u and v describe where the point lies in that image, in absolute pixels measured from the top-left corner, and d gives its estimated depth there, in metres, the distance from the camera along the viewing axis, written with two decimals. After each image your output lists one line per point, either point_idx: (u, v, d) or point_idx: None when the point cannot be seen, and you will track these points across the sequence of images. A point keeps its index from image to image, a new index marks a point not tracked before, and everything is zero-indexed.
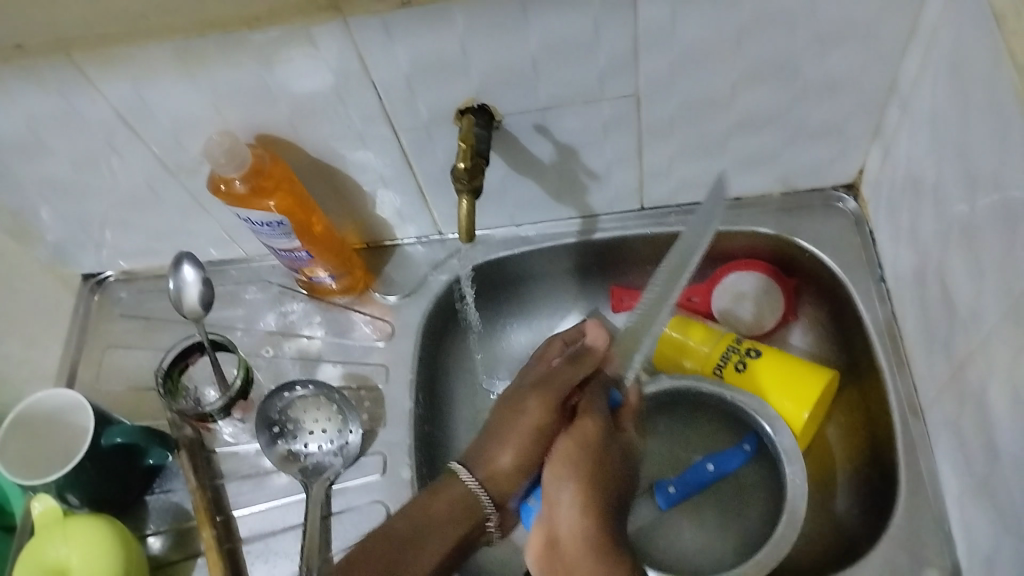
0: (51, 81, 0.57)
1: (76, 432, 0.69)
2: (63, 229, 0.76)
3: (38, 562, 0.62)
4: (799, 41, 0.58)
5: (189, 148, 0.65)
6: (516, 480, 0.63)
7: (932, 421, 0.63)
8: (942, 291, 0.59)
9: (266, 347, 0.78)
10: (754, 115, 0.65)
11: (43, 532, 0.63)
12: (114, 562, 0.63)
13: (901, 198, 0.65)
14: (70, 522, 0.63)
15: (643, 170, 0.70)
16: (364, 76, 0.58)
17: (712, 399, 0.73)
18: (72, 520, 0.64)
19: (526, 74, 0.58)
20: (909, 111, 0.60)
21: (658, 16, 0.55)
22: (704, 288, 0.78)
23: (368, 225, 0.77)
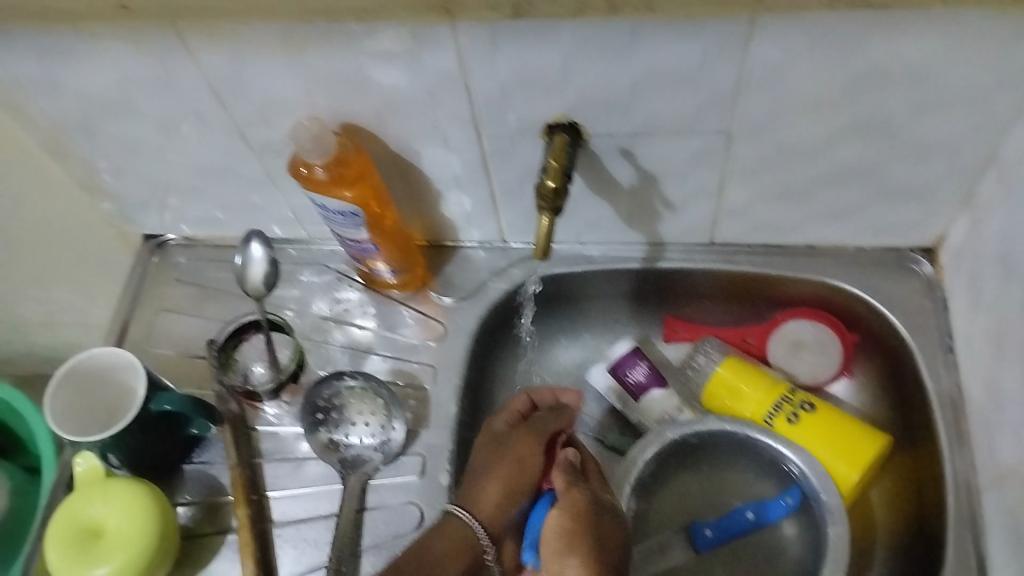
0: (151, 45, 0.57)
1: (126, 394, 0.70)
2: (134, 189, 0.76)
3: (77, 519, 0.63)
4: (906, 100, 0.56)
5: (273, 127, 0.65)
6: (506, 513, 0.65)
7: (989, 502, 0.61)
8: (1018, 373, 0.57)
9: (316, 332, 0.78)
10: (845, 167, 0.63)
11: (86, 489, 0.64)
12: (149, 529, 0.63)
13: (985, 270, 0.63)
14: (111, 484, 0.64)
15: (720, 207, 0.69)
16: (461, 80, 0.58)
17: (763, 454, 0.71)
18: (114, 480, 0.64)
19: (624, 99, 0.57)
20: (1009, 186, 0.59)
21: (769, 57, 0.53)
22: (761, 331, 0.78)
23: (434, 224, 0.76)
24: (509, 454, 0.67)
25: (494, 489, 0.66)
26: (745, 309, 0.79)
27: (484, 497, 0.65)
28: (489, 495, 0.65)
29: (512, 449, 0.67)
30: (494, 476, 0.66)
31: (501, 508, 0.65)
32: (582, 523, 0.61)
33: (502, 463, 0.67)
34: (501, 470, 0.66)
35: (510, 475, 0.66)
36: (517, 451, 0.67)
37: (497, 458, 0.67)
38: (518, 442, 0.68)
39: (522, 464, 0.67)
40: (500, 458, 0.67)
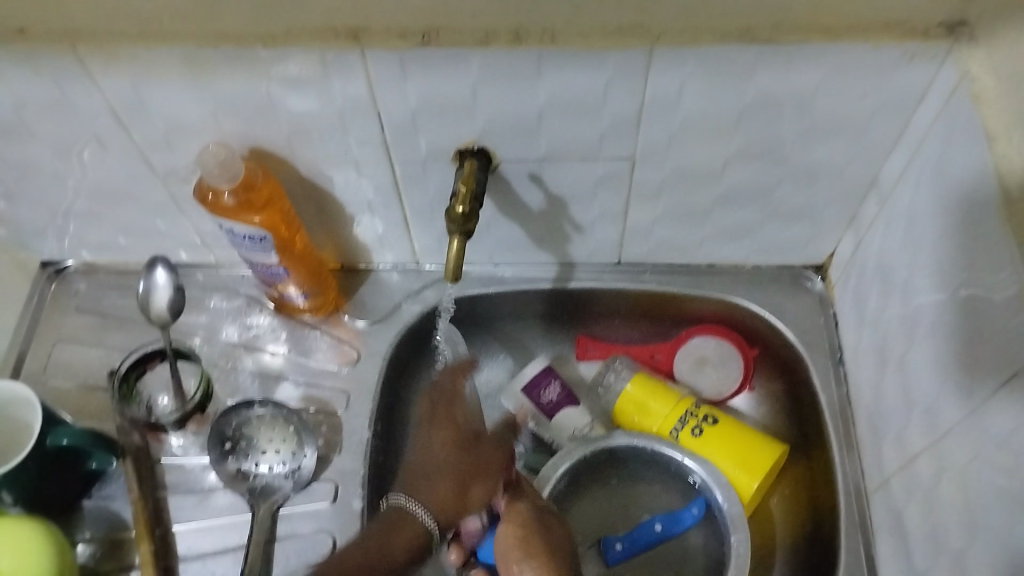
0: (49, 69, 0.56)
1: (25, 428, 0.67)
2: (30, 216, 0.73)
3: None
4: (794, 128, 0.60)
5: (178, 152, 0.64)
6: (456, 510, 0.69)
7: (877, 503, 0.65)
8: (900, 381, 0.61)
9: (224, 358, 0.77)
10: (741, 190, 0.67)
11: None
12: None
13: (869, 286, 0.67)
14: (7, 521, 0.61)
15: (626, 229, 0.72)
16: (371, 106, 0.58)
17: (668, 463, 0.74)
18: (31, 526, 0.61)
19: (530, 126, 0.59)
20: (888, 207, 0.63)
21: (666, 87, 0.56)
22: (667, 347, 0.80)
23: (346, 248, 0.76)
24: (469, 466, 0.70)
25: (447, 489, 0.69)
26: (652, 327, 0.82)
27: (436, 495, 0.69)
28: (441, 497, 0.68)
29: (475, 457, 0.71)
30: (445, 476, 0.70)
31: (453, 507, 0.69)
32: (538, 535, 0.66)
33: (463, 470, 0.70)
34: (458, 476, 0.70)
35: (472, 480, 0.70)
36: (481, 459, 0.71)
37: (456, 463, 0.70)
38: (483, 452, 0.72)
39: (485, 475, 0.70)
40: (462, 470, 0.70)
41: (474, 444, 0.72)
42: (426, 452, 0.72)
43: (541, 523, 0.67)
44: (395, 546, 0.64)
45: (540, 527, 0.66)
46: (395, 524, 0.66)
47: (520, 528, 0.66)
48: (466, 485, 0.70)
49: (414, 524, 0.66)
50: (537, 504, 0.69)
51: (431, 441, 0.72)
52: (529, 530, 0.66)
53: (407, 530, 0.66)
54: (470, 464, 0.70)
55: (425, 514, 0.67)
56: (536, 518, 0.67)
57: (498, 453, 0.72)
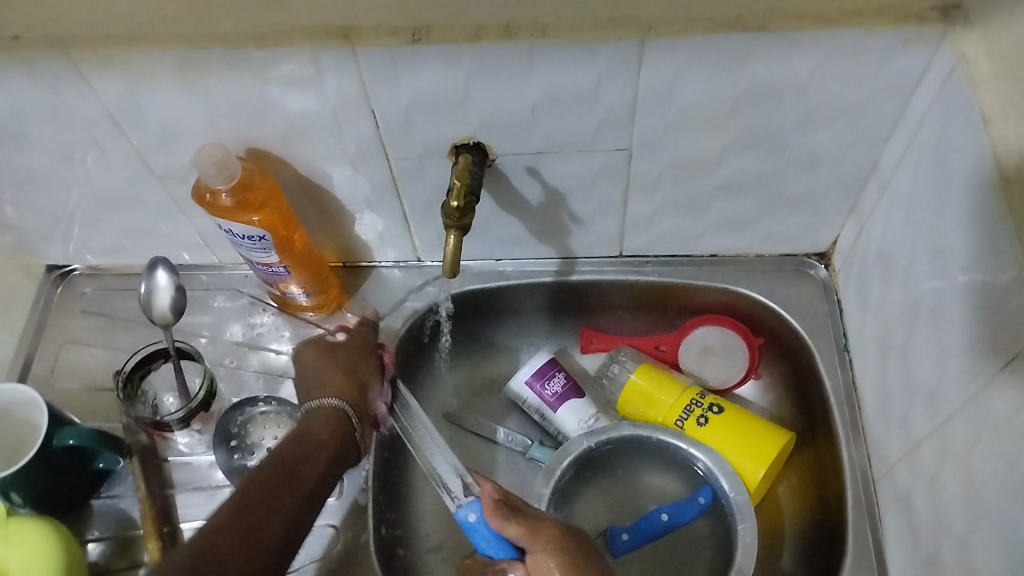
0: (43, 76, 0.56)
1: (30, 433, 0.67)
2: (33, 221, 0.74)
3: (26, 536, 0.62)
4: (792, 116, 0.60)
5: (175, 153, 0.64)
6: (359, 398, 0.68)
7: (883, 491, 0.65)
8: (903, 368, 0.61)
9: (230, 357, 0.77)
10: (741, 179, 0.66)
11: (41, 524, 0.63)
12: None
13: (871, 273, 0.67)
14: (14, 521, 0.62)
15: (626, 220, 0.71)
16: (364, 104, 0.58)
17: (676, 455, 0.74)
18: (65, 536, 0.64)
19: (524, 119, 0.59)
20: (888, 193, 0.63)
21: (659, 77, 0.56)
22: (672, 338, 0.80)
23: (347, 246, 0.77)
24: (354, 352, 0.71)
25: (337, 382, 0.68)
26: (655, 319, 0.82)
27: (326, 382, 0.68)
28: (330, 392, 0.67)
29: (331, 356, 0.70)
30: (342, 362, 0.70)
31: (345, 388, 0.68)
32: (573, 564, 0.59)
33: (337, 363, 0.70)
34: (336, 366, 0.69)
35: (347, 367, 0.70)
36: (345, 360, 0.70)
37: (314, 368, 0.69)
38: (345, 343, 0.72)
39: (351, 364, 0.70)
40: (356, 364, 0.71)
41: (333, 342, 0.72)
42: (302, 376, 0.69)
43: (569, 548, 0.60)
44: (322, 432, 0.63)
45: (569, 547, 0.60)
46: (303, 425, 0.63)
47: (555, 551, 0.59)
48: (355, 369, 0.70)
49: (324, 408, 0.65)
50: (556, 524, 0.62)
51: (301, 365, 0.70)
52: (564, 550, 0.60)
53: (322, 424, 0.64)
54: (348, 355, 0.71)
55: (332, 399, 0.66)
56: (563, 543, 0.60)
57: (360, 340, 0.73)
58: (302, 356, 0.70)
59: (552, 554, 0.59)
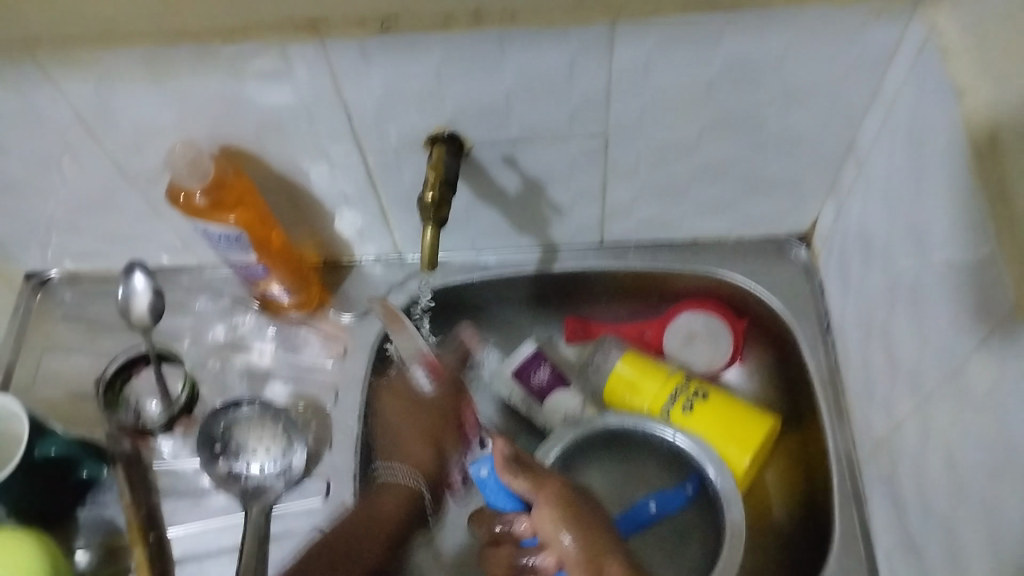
0: (10, 78, 0.56)
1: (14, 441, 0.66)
2: (8, 228, 0.73)
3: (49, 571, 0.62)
4: (767, 96, 0.59)
5: (149, 154, 0.64)
6: (436, 466, 0.72)
7: (869, 469, 0.65)
8: (885, 346, 0.61)
9: (213, 359, 0.77)
10: (719, 162, 0.66)
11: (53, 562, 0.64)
12: None
13: (851, 252, 0.67)
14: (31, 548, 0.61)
15: (606, 208, 0.71)
16: (337, 97, 0.58)
17: (660, 444, 0.74)
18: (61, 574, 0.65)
19: (499, 108, 0.59)
20: (865, 171, 0.63)
21: (632, 60, 0.56)
22: (656, 325, 0.80)
23: (327, 243, 0.76)
24: (413, 403, 0.75)
25: (416, 426, 0.73)
26: (638, 306, 0.82)
27: (407, 453, 0.72)
28: (394, 422, 0.74)
29: (399, 404, 0.75)
30: (417, 425, 0.73)
31: (422, 467, 0.71)
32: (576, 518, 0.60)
33: (417, 429, 0.73)
34: (412, 431, 0.73)
35: (423, 432, 0.73)
36: (433, 412, 0.74)
37: (402, 407, 0.75)
38: (437, 399, 0.75)
39: (432, 429, 0.73)
40: (402, 410, 0.75)
41: (425, 401, 0.75)
42: (391, 430, 0.74)
43: (573, 505, 0.61)
44: (385, 509, 0.68)
45: (574, 503, 0.61)
46: (378, 495, 0.69)
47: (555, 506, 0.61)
48: (435, 437, 0.73)
49: (394, 486, 0.69)
50: (559, 480, 0.63)
51: (385, 414, 0.74)
52: (566, 504, 0.61)
53: (390, 502, 0.69)
54: (430, 417, 0.74)
55: (403, 475, 0.70)
56: (567, 499, 0.61)
57: (424, 405, 0.75)
58: (381, 392, 0.75)
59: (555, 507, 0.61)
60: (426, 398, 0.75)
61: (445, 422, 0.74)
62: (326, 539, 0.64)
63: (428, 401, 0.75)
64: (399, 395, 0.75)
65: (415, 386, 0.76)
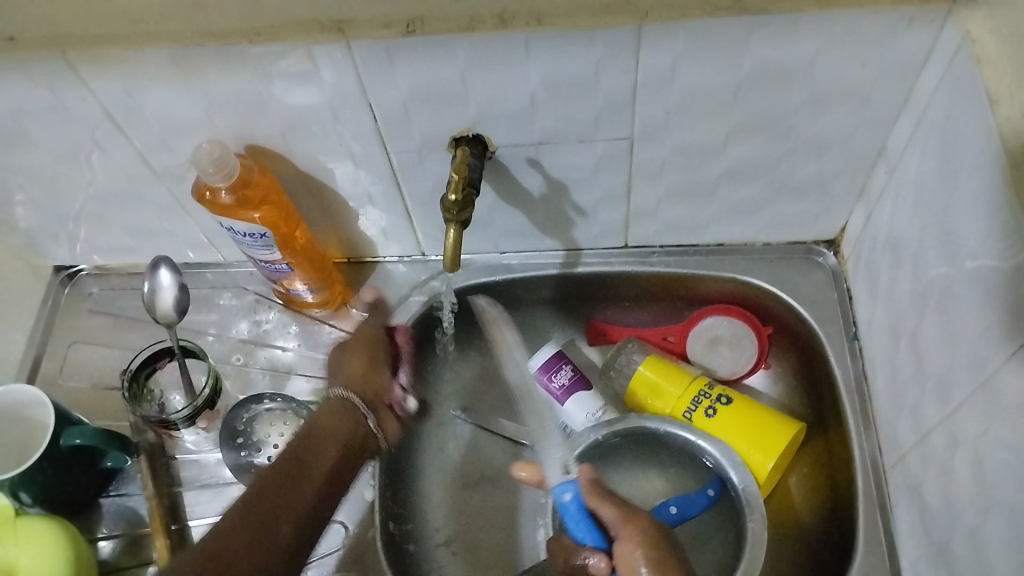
0: (41, 77, 0.56)
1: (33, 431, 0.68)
2: (39, 223, 0.74)
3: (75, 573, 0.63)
4: (795, 101, 0.59)
5: (175, 152, 0.64)
6: (373, 387, 0.71)
7: (894, 479, 0.64)
8: (912, 355, 0.60)
9: (237, 354, 0.77)
10: (745, 166, 0.65)
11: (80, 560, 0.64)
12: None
13: (879, 259, 0.66)
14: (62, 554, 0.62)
15: (630, 210, 0.71)
16: (362, 97, 0.58)
17: (679, 445, 0.74)
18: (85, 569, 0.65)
19: (524, 110, 0.59)
20: (896, 178, 0.62)
21: (659, 63, 0.55)
22: (680, 329, 0.79)
23: (351, 241, 0.76)
24: (365, 352, 0.73)
25: (359, 367, 0.71)
26: (662, 310, 0.81)
27: (349, 375, 0.70)
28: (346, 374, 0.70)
29: (344, 350, 0.72)
30: (358, 355, 0.72)
31: (364, 381, 0.70)
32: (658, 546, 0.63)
33: (353, 364, 0.71)
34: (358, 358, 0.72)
35: (364, 355, 0.72)
36: (358, 351, 0.72)
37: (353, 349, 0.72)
38: (374, 346, 0.73)
39: (371, 366, 0.72)
40: (376, 360, 0.73)
41: (376, 352, 0.73)
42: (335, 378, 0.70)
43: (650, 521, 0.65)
44: (327, 425, 0.65)
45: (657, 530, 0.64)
46: (322, 411, 0.66)
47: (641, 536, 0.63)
48: (372, 368, 0.72)
49: (340, 400, 0.68)
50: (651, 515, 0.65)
51: (342, 369, 0.71)
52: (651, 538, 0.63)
53: (343, 423, 0.66)
54: (366, 354, 0.72)
55: (349, 393, 0.68)
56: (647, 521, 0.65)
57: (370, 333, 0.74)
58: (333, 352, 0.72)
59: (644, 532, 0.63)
60: (377, 340, 0.74)
61: (362, 351, 0.72)
62: (272, 477, 0.59)
63: (386, 351, 0.74)
64: (367, 361, 0.72)
65: (383, 356, 0.74)
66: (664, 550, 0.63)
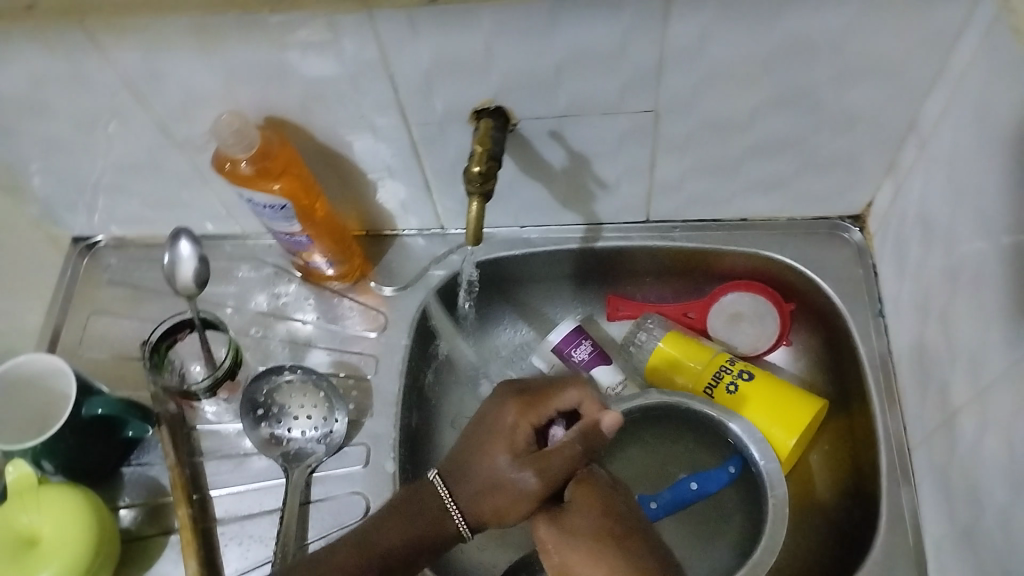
0: (60, 46, 0.56)
1: (60, 418, 0.67)
2: (58, 192, 0.74)
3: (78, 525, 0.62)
4: (826, 72, 0.57)
5: (195, 123, 0.64)
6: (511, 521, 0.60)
7: (920, 457, 0.63)
8: (942, 333, 0.59)
9: (256, 326, 0.77)
10: (772, 139, 0.64)
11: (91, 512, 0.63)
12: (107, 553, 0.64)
13: (908, 235, 0.65)
14: (68, 512, 0.62)
15: (653, 183, 0.70)
16: (384, 68, 0.57)
17: (683, 414, 0.74)
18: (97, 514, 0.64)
19: (548, 81, 0.58)
20: (928, 152, 0.60)
21: (688, 33, 0.54)
22: (701, 304, 0.78)
23: (371, 214, 0.76)
24: (489, 431, 0.62)
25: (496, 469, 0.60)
26: (683, 285, 0.80)
27: (492, 510, 0.60)
28: (484, 478, 0.60)
29: (510, 454, 0.60)
30: (520, 502, 0.59)
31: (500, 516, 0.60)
32: (574, 534, 0.59)
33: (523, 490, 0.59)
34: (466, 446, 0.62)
35: (531, 498, 0.59)
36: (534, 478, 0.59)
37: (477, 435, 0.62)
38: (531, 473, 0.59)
39: (523, 497, 0.59)
40: (500, 438, 0.61)
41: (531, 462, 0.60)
42: (464, 457, 0.62)
43: (592, 525, 0.59)
44: (421, 529, 0.61)
45: (578, 528, 0.59)
46: (436, 519, 0.61)
47: (563, 549, 0.59)
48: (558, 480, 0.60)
49: (451, 522, 0.61)
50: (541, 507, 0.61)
51: (482, 458, 0.61)
52: (568, 543, 0.59)
53: (445, 528, 0.61)
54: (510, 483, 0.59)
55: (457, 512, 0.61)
56: (585, 523, 0.59)
57: (506, 428, 0.61)
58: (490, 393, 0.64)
59: (556, 534, 0.60)
60: (526, 447, 0.61)
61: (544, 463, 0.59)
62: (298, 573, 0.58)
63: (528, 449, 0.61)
64: (508, 440, 0.60)
65: (528, 434, 0.61)
66: (582, 522, 0.59)
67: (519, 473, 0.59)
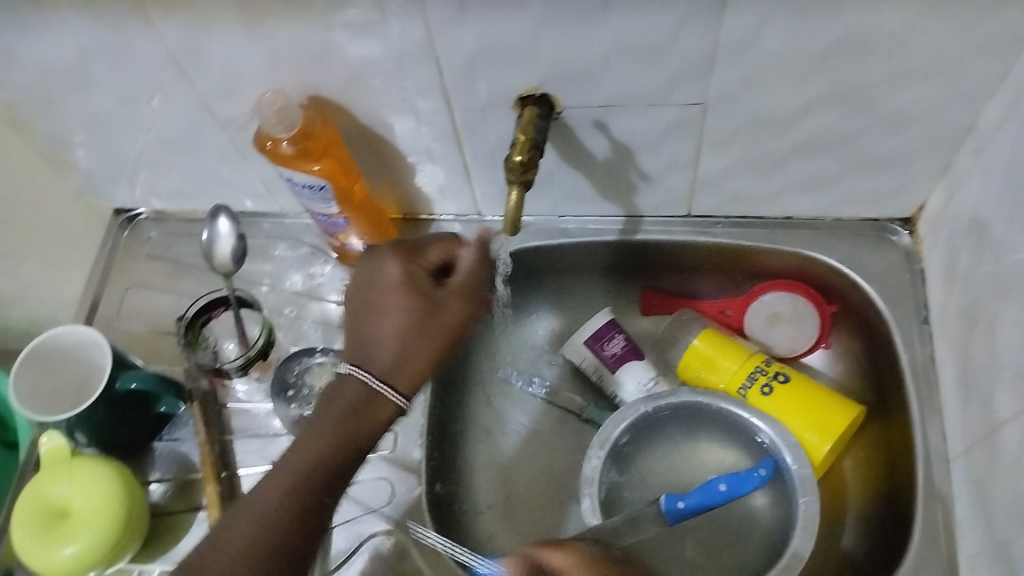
0: (106, 17, 0.56)
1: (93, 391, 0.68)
2: (100, 163, 0.74)
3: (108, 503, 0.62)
4: (883, 69, 0.55)
5: (237, 100, 0.63)
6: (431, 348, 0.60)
7: (959, 470, 0.61)
8: (989, 344, 0.57)
9: (290, 306, 0.77)
10: (823, 137, 0.62)
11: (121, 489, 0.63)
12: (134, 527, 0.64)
13: (960, 241, 0.63)
14: (99, 489, 0.62)
15: (696, 177, 0.68)
16: (429, 51, 0.56)
17: (707, 412, 0.71)
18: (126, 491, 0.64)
19: (595, 70, 0.57)
20: (986, 157, 0.58)
21: (743, 25, 0.52)
22: (739, 303, 0.77)
23: (409, 199, 0.75)
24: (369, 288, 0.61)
25: (403, 324, 0.59)
26: (722, 281, 0.78)
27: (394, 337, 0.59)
28: (394, 335, 0.59)
29: (379, 304, 0.60)
30: (406, 316, 0.59)
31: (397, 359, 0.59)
32: None
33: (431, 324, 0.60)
34: (351, 326, 0.61)
35: (406, 327, 0.59)
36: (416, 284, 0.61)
37: (366, 299, 0.62)
38: (444, 301, 0.61)
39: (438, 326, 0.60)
40: (390, 278, 0.61)
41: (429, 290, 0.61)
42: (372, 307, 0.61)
43: None
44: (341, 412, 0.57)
45: None
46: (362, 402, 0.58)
47: None
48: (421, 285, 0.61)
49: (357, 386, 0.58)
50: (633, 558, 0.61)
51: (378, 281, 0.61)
52: None
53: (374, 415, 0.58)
54: (425, 319, 0.60)
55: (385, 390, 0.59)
56: None
57: (396, 275, 0.61)
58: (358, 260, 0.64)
59: None
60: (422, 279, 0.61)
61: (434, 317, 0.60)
62: None
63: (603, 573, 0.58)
64: (377, 274, 0.62)
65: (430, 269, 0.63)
66: None
67: (445, 308, 0.61)
